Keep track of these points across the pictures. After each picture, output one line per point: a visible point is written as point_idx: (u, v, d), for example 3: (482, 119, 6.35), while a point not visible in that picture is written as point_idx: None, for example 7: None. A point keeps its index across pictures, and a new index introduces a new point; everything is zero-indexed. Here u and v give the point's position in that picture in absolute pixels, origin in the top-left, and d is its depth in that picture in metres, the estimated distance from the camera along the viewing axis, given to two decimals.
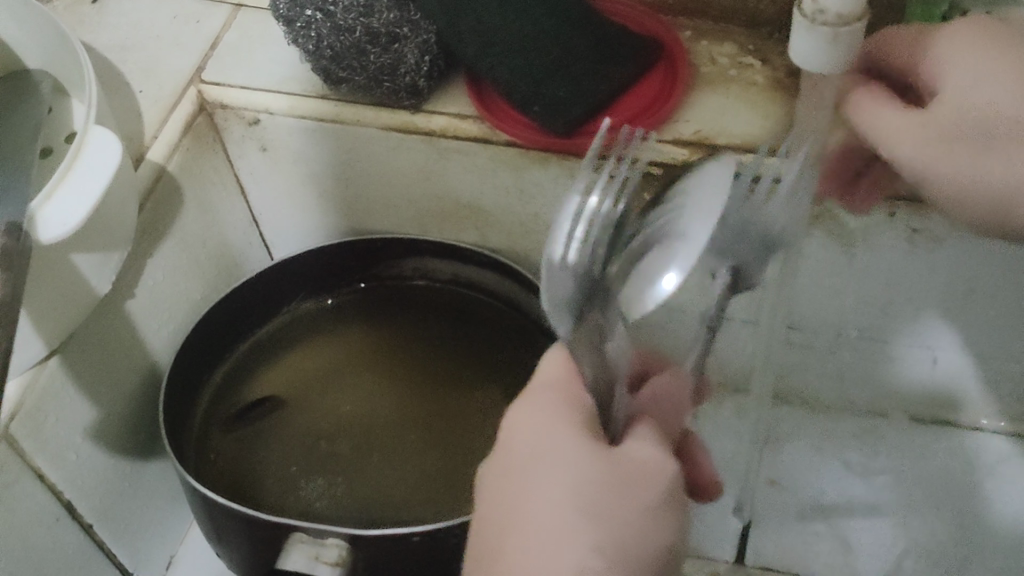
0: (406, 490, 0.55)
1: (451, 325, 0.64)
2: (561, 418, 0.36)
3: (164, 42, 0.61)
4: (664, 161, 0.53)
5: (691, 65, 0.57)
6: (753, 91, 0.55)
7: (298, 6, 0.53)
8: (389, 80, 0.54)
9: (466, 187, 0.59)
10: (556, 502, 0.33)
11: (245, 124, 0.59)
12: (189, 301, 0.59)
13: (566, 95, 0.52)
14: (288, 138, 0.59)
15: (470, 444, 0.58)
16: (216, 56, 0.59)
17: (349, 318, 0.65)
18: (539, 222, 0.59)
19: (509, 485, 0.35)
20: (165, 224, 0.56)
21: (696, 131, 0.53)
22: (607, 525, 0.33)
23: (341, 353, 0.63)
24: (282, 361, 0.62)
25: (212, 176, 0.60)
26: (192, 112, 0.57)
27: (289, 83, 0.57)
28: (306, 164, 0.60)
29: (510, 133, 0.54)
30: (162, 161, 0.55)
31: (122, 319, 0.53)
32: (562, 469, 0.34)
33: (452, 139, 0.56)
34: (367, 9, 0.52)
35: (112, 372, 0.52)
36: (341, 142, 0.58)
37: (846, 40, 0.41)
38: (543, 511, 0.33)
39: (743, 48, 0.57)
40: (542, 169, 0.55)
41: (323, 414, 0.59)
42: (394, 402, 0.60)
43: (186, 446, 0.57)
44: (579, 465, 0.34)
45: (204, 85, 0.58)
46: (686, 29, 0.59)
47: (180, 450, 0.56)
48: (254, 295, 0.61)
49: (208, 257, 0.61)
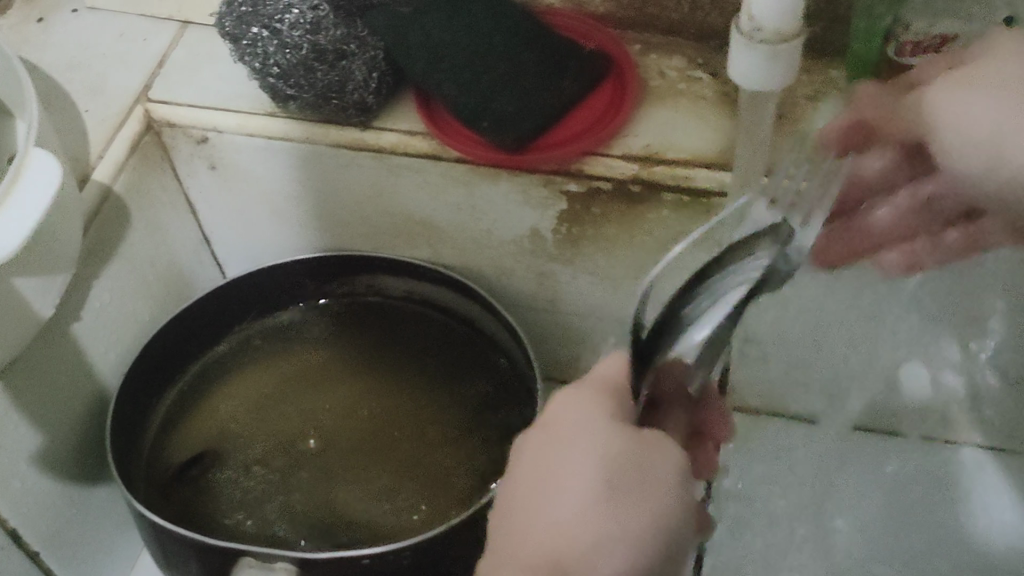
0: (364, 509, 0.56)
1: (404, 339, 0.63)
2: (595, 417, 0.38)
3: (110, 60, 0.60)
4: (609, 174, 0.53)
5: (640, 80, 0.57)
6: (702, 105, 0.55)
7: (245, 23, 0.53)
8: (336, 98, 0.54)
9: (417, 204, 0.58)
10: (570, 488, 0.35)
11: (193, 142, 0.58)
12: (138, 322, 0.58)
13: (514, 111, 0.52)
14: (238, 156, 0.58)
15: (422, 463, 0.58)
16: (163, 73, 0.59)
17: (301, 333, 0.64)
18: (492, 238, 0.59)
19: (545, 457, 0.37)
20: (113, 244, 0.55)
21: (646, 144, 0.53)
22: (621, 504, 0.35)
23: (295, 369, 0.62)
24: (234, 381, 0.62)
25: (161, 196, 0.59)
26: (139, 130, 0.57)
27: (238, 101, 0.57)
28: (256, 183, 0.59)
29: (461, 150, 0.54)
30: (108, 181, 0.54)
31: (68, 342, 0.52)
32: (602, 502, 0.35)
33: (402, 156, 0.55)
34: (315, 26, 0.52)
35: (59, 396, 0.52)
36: (292, 160, 0.57)
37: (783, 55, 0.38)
38: (565, 489, 0.35)
39: (692, 62, 0.57)
40: (494, 185, 0.55)
41: (276, 434, 0.59)
42: (347, 419, 0.60)
43: (138, 479, 0.56)
44: (618, 521, 0.34)
45: (150, 103, 0.57)
46: (636, 43, 0.59)
47: (128, 476, 0.55)
48: (203, 316, 0.60)
49: (157, 277, 0.60)
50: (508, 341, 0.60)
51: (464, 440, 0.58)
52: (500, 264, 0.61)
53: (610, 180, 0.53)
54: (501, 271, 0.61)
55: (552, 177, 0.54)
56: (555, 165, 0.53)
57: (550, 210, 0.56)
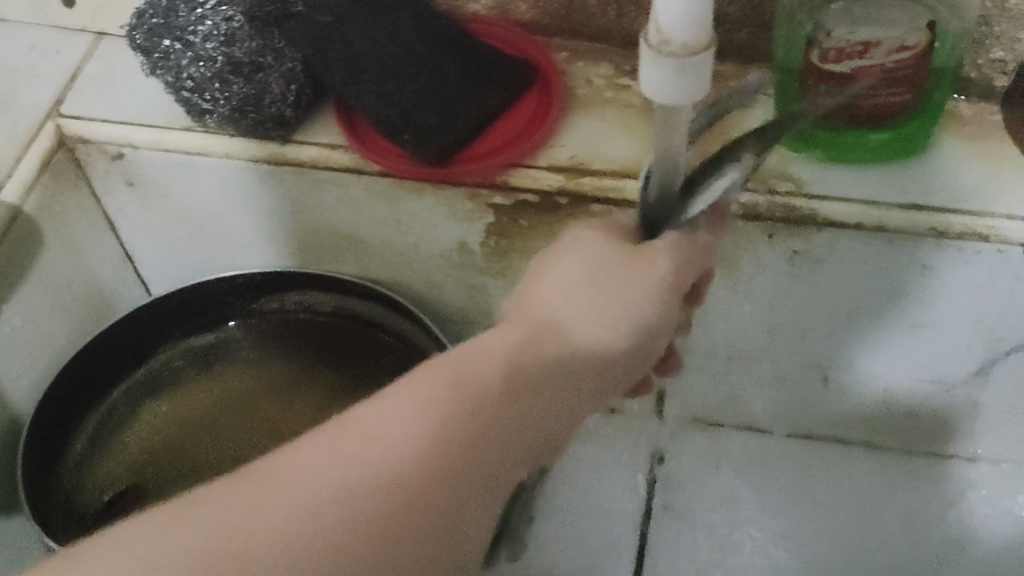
0: None
1: (334, 358, 0.61)
2: (587, 236, 0.39)
3: (21, 74, 0.58)
4: (539, 186, 0.52)
5: (567, 89, 0.55)
6: (629, 113, 0.54)
7: (156, 35, 0.52)
8: (253, 111, 0.52)
9: (341, 219, 0.57)
10: (557, 289, 0.37)
11: (109, 159, 0.56)
12: (53, 345, 0.57)
13: (436, 123, 0.51)
14: (155, 172, 0.56)
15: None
16: (76, 87, 0.57)
17: (229, 358, 0.62)
18: (420, 252, 0.57)
19: (540, 269, 0.39)
20: (23, 267, 0.53)
21: (571, 156, 0.52)
22: (597, 299, 0.37)
23: (222, 396, 0.60)
24: (160, 403, 0.60)
25: (76, 214, 0.57)
26: (50, 147, 0.55)
27: (153, 115, 0.55)
28: (175, 200, 0.58)
29: (383, 163, 0.52)
30: (16, 202, 0.53)
31: None
32: (612, 308, 0.37)
33: (323, 170, 0.54)
34: (229, 37, 0.51)
35: None
36: (212, 175, 0.56)
37: (692, 69, 0.35)
38: (552, 289, 0.38)
39: (620, 69, 0.56)
40: (418, 199, 0.54)
41: (203, 467, 0.58)
42: (275, 443, 0.58)
43: (53, 510, 0.55)
44: (595, 305, 0.37)
45: (62, 118, 0.55)
46: (563, 50, 0.57)
47: (46, 521, 0.53)
48: (121, 343, 0.59)
49: (74, 298, 0.58)
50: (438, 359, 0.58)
51: None
52: (431, 278, 0.59)
53: (537, 192, 0.52)
54: (432, 285, 0.60)
55: (478, 190, 0.52)
56: (481, 177, 0.52)
57: (477, 224, 0.54)
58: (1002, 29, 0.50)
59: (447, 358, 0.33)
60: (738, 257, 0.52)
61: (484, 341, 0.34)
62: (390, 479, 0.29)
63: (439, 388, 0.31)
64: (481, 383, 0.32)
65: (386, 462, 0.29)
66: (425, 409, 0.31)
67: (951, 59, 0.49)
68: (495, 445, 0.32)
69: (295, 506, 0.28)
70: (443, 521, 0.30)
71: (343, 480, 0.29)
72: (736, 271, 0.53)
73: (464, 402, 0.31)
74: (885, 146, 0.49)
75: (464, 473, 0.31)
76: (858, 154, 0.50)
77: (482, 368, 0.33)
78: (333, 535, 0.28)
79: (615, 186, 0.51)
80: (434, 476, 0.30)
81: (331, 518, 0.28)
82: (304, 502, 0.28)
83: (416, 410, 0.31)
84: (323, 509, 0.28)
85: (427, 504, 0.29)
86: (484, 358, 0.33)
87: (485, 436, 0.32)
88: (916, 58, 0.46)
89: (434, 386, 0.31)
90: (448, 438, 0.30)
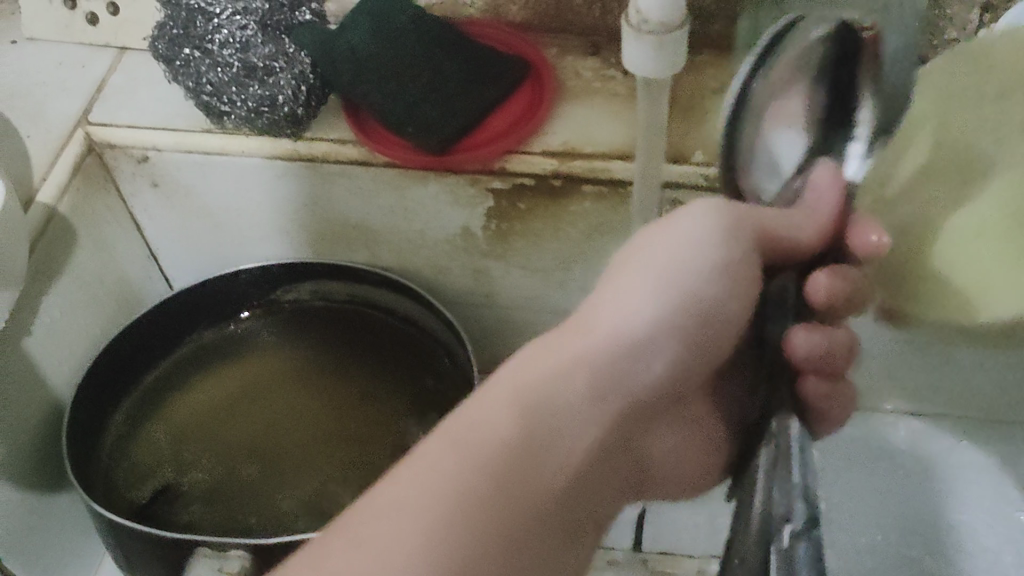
0: (312, 487, 0.59)
1: (349, 340, 0.66)
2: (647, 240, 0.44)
3: (51, 88, 0.62)
4: (535, 170, 0.56)
5: (558, 82, 0.60)
6: (616, 101, 0.58)
7: (177, 45, 0.57)
8: (269, 111, 0.56)
9: (351, 210, 0.61)
10: (615, 282, 0.42)
11: (134, 162, 0.60)
12: (88, 336, 0.61)
13: (438, 115, 0.55)
14: (178, 173, 0.61)
15: (376, 436, 0.61)
16: (102, 98, 0.61)
17: (255, 341, 0.66)
18: (426, 239, 0.62)
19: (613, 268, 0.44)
20: (59, 264, 0.57)
21: (564, 141, 0.56)
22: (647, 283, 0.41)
23: (246, 375, 0.65)
24: (193, 387, 0.64)
25: (105, 215, 0.61)
26: (80, 152, 0.59)
27: (175, 120, 0.59)
28: (196, 198, 0.62)
29: (388, 154, 0.56)
30: (53, 203, 0.57)
31: (19, 359, 0.54)
32: (644, 280, 0.41)
33: (334, 163, 0.58)
34: (244, 44, 0.55)
35: (13, 410, 0.54)
36: (231, 173, 0.60)
37: (668, 48, 0.41)
38: (612, 283, 0.42)
39: (606, 61, 0.61)
40: (423, 186, 0.58)
41: (228, 439, 0.62)
42: (294, 417, 0.63)
43: (94, 480, 0.59)
44: (630, 283, 0.41)
45: (90, 126, 0.59)
46: (553, 47, 0.62)
47: (87, 483, 0.58)
48: (154, 331, 0.63)
49: (106, 293, 0.62)
50: (446, 337, 0.63)
51: (403, 420, 0.61)
52: (437, 263, 0.64)
53: (532, 176, 0.56)
54: (438, 270, 0.64)
55: (478, 176, 0.57)
56: (480, 165, 0.56)
57: (478, 208, 0.59)
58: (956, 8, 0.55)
59: (509, 375, 0.36)
60: None
61: (573, 323, 0.40)
62: (510, 456, 0.33)
63: (546, 368, 0.37)
64: (546, 378, 0.36)
65: (482, 447, 0.33)
66: (542, 375, 0.36)
67: None
68: (568, 428, 0.35)
69: (425, 519, 0.31)
70: (545, 478, 0.34)
71: (477, 454, 0.33)
72: None
73: (568, 371, 0.36)
74: None
75: (578, 428, 0.36)
76: None
77: (593, 343, 0.38)
78: (443, 507, 0.31)
79: (605, 166, 0.55)
80: (497, 481, 0.33)
81: (445, 505, 0.32)
82: (414, 496, 0.32)
83: (495, 408, 0.35)
84: (457, 483, 0.32)
85: (565, 451, 0.35)
86: (586, 336, 0.39)
87: (588, 405, 0.36)
88: None
89: (545, 369, 0.36)
90: (563, 399, 0.36)
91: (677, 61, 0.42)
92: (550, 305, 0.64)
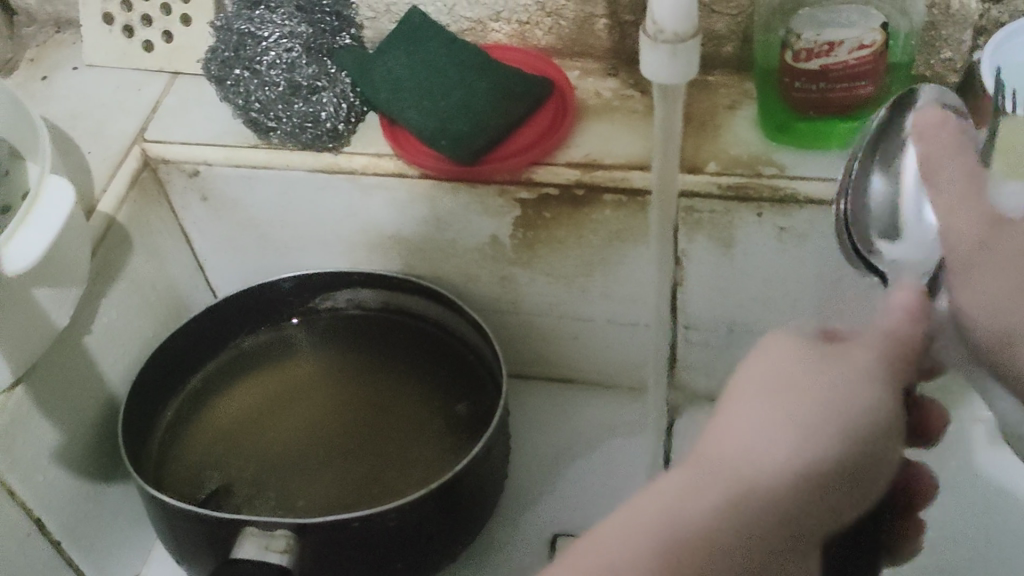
0: (349, 478, 0.62)
1: (382, 347, 0.70)
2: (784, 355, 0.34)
3: (109, 109, 0.67)
4: (560, 180, 0.60)
5: (579, 100, 0.64)
6: (634, 117, 0.63)
7: (228, 66, 0.62)
8: (311, 128, 0.61)
9: (386, 220, 0.65)
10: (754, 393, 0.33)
11: (186, 176, 0.65)
12: (141, 338, 0.65)
13: (468, 130, 0.59)
14: (225, 187, 0.65)
15: (412, 432, 0.64)
16: (157, 118, 0.66)
17: (295, 348, 0.70)
18: (457, 247, 0.66)
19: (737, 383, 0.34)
20: (116, 268, 0.62)
21: (586, 153, 0.60)
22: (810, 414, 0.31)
23: (286, 381, 0.69)
24: (239, 389, 0.68)
25: (158, 225, 0.66)
26: (137, 167, 0.64)
27: (225, 137, 0.64)
28: (243, 210, 0.67)
29: (422, 165, 0.60)
30: (112, 212, 0.61)
31: (81, 353, 0.58)
32: (796, 414, 0.31)
33: (371, 176, 0.62)
34: (291, 65, 0.61)
35: (75, 400, 0.58)
36: (274, 186, 0.64)
37: (683, 55, 0.44)
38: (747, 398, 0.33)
39: (625, 82, 0.65)
40: (454, 197, 0.62)
41: (269, 435, 0.65)
42: (331, 417, 0.66)
43: (143, 468, 0.62)
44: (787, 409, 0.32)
45: (147, 143, 0.64)
46: (574, 69, 0.66)
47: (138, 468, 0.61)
48: (201, 334, 0.67)
49: (157, 299, 0.67)
50: (477, 340, 0.67)
51: (434, 421, 0.65)
52: (466, 271, 0.68)
53: (557, 185, 0.60)
54: (467, 278, 0.68)
55: (506, 186, 0.61)
56: (508, 175, 0.60)
57: (506, 217, 0.63)
58: (949, 33, 0.58)
59: (654, 512, 0.28)
60: (735, 240, 0.59)
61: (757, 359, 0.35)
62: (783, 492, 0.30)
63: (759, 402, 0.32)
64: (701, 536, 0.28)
65: (737, 485, 0.29)
66: (760, 418, 0.32)
67: (904, 54, 0.56)
68: (762, 522, 0.29)
69: None
70: (828, 476, 0.30)
71: (740, 508, 0.29)
72: (735, 250, 0.60)
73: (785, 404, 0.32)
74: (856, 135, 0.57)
75: (819, 452, 0.31)
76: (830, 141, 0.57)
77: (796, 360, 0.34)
78: None
79: (624, 175, 0.59)
80: None
81: None
82: None
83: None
84: (733, 529, 0.28)
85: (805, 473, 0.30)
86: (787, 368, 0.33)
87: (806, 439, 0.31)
88: (874, 56, 0.54)
89: (745, 464, 0.30)
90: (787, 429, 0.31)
91: (693, 68, 0.45)
92: (573, 311, 0.68)
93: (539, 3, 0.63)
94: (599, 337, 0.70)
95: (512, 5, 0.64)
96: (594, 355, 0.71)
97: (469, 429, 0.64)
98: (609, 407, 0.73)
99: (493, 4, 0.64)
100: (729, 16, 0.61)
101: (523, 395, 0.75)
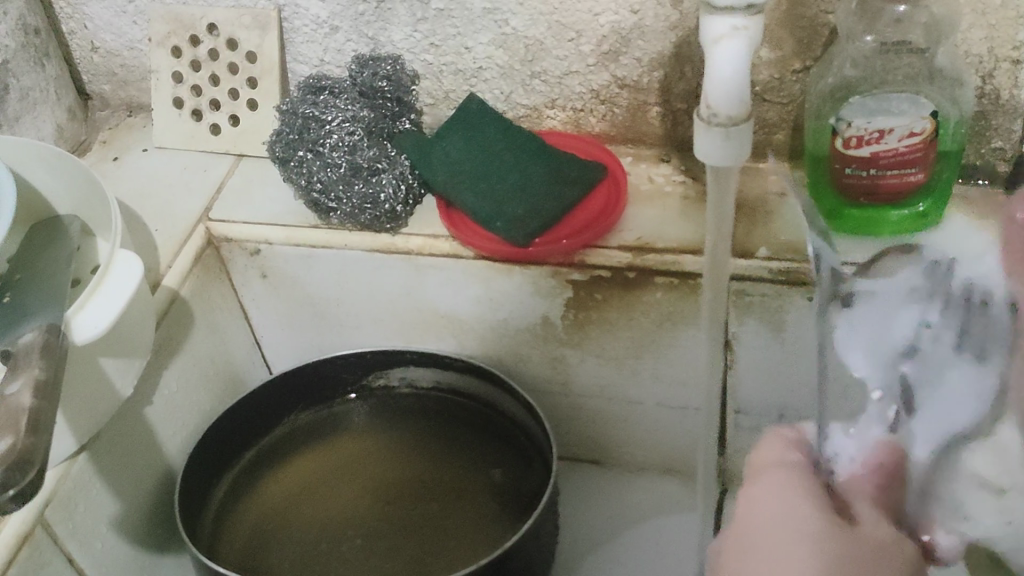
0: (399, 550, 0.62)
1: (430, 424, 0.71)
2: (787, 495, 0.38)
3: (177, 188, 0.70)
4: (611, 263, 0.60)
5: (631, 185, 0.66)
6: (686, 202, 0.64)
7: (292, 148, 0.64)
8: (370, 209, 0.61)
9: (440, 299, 0.66)
10: (771, 509, 0.38)
11: (247, 254, 0.67)
12: (197, 413, 0.66)
13: (524, 213, 0.60)
14: (284, 265, 0.67)
15: (458, 508, 0.65)
16: (222, 199, 0.68)
17: (346, 423, 0.72)
18: (509, 327, 0.67)
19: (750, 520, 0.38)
20: (179, 341, 0.63)
21: (638, 237, 0.61)
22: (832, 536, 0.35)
23: (337, 453, 0.70)
24: (291, 463, 0.69)
25: (219, 301, 0.68)
26: (201, 244, 0.66)
27: (285, 217, 0.66)
28: (302, 287, 0.68)
29: (477, 246, 0.61)
30: (177, 286, 0.63)
31: (142, 422, 0.59)
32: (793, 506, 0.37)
33: (427, 256, 0.63)
34: (352, 149, 0.62)
35: (135, 469, 0.59)
36: (330, 264, 0.66)
37: (737, 138, 0.45)
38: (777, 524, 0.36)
39: (676, 168, 0.67)
40: (507, 278, 0.63)
41: (320, 505, 0.66)
42: (380, 488, 0.67)
43: (200, 537, 0.63)
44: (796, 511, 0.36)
45: (211, 222, 0.66)
46: (627, 156, 0.68)
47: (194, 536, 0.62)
48: (258, 407, 0.68)
49: (215, 372, 0.68)
50: (525, 419, 0.68)
51: (483, 495, 0.66)
52: (517, 350, 0.69)
53: (609, 268, 0.60)
54: (518, 357, 0.69)
55: (559, 268, 0.61)
56: (561, 257, 0.61)
57: (558, 298, 0.63)
58: (999, 122, 0.59)
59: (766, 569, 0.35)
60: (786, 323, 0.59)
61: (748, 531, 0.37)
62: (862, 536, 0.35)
63: (783, 515, 0.37)
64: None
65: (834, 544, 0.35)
66: (776, 504, 0.38)
67: (953, 144, 0.56)
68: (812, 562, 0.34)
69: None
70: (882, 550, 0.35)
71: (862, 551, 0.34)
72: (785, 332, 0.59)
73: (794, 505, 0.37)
74: (903, 223, 0.57)
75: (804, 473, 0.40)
76: (881, 227, 0.58)
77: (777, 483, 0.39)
78: None
79: (676, 257, 0.59)
80: None
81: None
82: None
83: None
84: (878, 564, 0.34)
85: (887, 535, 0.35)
86: (767, 492, 0.39)
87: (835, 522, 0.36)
88: (924, 143, 0.54)
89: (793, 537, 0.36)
90: (794, 530, 0.35)
91: (746, 150, 0.46)
92: (622, 394, 0.68)
93: (593, 91, 0.65)
94: (649, 421, 0.70)
95: (567, 93, 0.66)
96: (643, 439, 0.71)
97: (514, 504, 0.65)
98: (659, 493, 0.73)
99: (548, 92, 0.66)
100: (780, 105, 0.62)
101: (571, 477, 0.75)
